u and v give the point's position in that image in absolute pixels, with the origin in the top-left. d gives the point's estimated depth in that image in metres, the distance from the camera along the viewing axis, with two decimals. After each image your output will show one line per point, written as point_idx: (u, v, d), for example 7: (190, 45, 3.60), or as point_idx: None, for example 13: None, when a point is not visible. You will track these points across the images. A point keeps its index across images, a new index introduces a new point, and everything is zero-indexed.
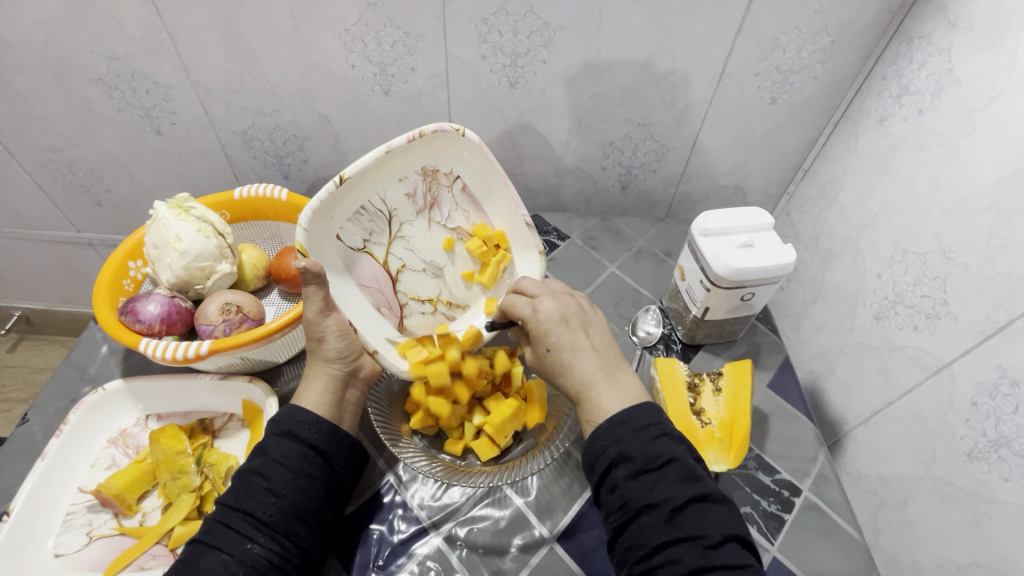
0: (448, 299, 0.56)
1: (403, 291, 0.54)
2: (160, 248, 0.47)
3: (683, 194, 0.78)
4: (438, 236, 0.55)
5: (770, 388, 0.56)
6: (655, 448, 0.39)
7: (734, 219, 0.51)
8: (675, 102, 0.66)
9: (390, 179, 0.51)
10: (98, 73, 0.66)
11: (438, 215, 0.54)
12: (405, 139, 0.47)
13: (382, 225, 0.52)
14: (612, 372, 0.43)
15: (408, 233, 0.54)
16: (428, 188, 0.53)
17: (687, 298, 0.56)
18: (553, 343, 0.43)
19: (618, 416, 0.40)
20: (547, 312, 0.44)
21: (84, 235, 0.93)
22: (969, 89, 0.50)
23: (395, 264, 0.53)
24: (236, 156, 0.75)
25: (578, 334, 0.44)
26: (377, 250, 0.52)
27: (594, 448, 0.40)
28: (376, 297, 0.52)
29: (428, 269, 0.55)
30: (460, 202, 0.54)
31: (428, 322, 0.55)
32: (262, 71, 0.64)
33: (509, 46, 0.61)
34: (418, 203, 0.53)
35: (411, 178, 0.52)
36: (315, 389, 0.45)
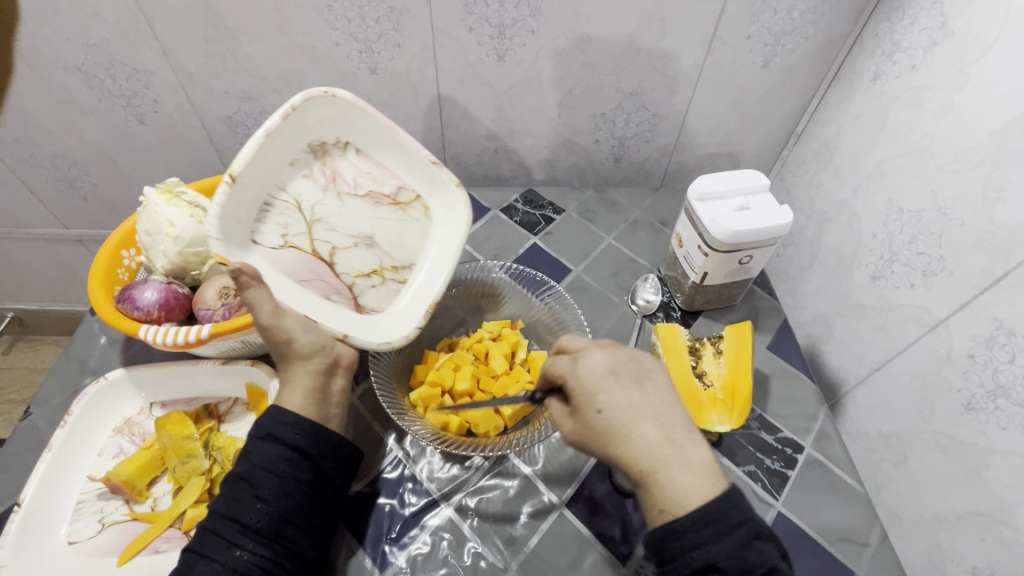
0: (391, 264, 0.54)
1: (344, 273, 0.53)
2: (153, 236, 0.47)
3: (676, 163, 0.78)
4: (356, 208, 0.53)
5: (770, 350, 0.56)
6: (750, 556, 0.32)
7: (730, 182, 0.51)
8: (667, 69, 0.66)
9: (283, 166, 0.50)
10: (76, 62, 0.64)
11: (345, 186, 0.53)
12: (278, 117, 0.46)
13: (292, 214, 0.50)
14: (679, 444, 0.35)
15: (324, 214, 0.52)
16: (324, 163, 0.52)
17: (686, 264, 0.56)
18: (603, 402, 0.37)
19: (708, 517, 0.32)
20: (596, 373, 0.38)
21: (72, 232, 0.91)
22: (962, 42, 0.49)
23: (325, 247, 0.52)
24: (223, 143, 0.74)
25: (631, 392, 0.38)
26: (300, 241, 0.51)
27: (669, 547, 0.32)
28: (320, 285, 0.51)
29: (359, 242, 0.53)
30: (361, 167, 0.53)
31: (381, 293, 0.53)
32: (245, 53, 0.63)
33: (496, 17, 0.59)
34: (321, 182, 0.52)
35: (303, 160, 0.51)
36: (294, 394, 0.43)
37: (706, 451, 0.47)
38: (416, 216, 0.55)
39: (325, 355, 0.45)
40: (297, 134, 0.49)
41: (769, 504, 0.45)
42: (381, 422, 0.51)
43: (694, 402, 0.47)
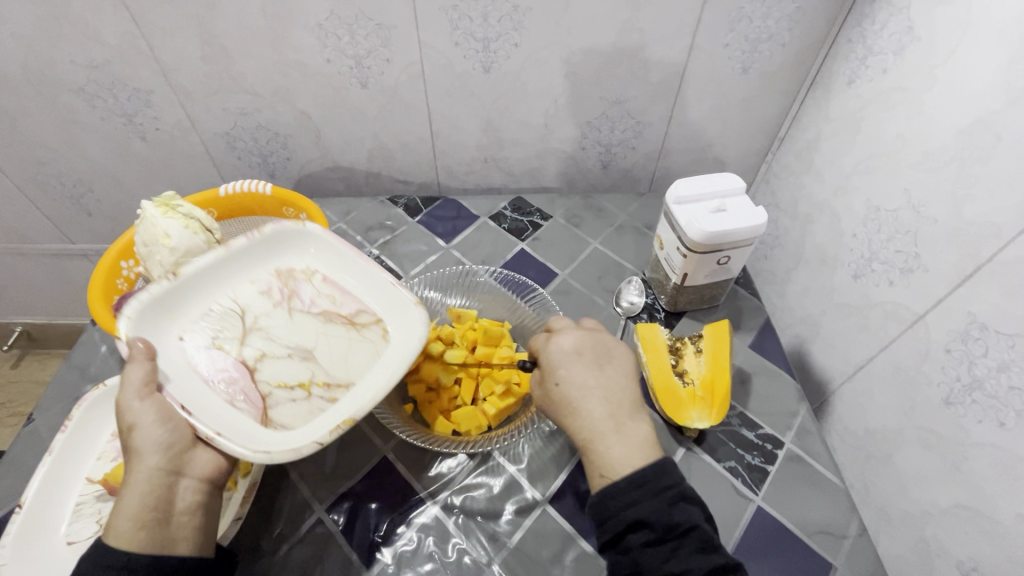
0: (323, 379, 0.45)
1: (264, 381, 0.44)
2: (150, 246, 0.49)
3: (663, 169, 0.80)
4: (304, 325, 0.48)
5: (752, 349, 0.57)
6: (675, 513, 0.36)
7: (706, 185, 0.53)
8: (648, 78, 0.68)
9: (240, 282, 0.49)
10: (79, 83, 0.67)
11: (299, 305, 0.49)
12: (248, 239, 0.50)
13: (233, 320, 0.47)
14: (620, 424, 0.41)
15: (267, 325, 0.47)
16: (285, 284, 0.50)
17: (667, 266, 0.57)
18: (562, 376, 0.43)
19: (641, 480, 0.38)
20: (565, 355, 0.44)
21: (77, 247, 0.94)
22: (929, 45, 0.51)
23: (251, 355, 0.45)
24: (221, 158, 0.76)
25: (590, 373, 0.43)
26: (229, 348, 0.45)
27: (608, 505, 0.38)
28: (229, 392, 0.43)
29: (294, 353, 0.46)
30: (323, 288, 0.50)
31: (301, 411, 0.44)
32: (240, 71, 0.65)
33: (480, 31, 0.62)
34: (275, 297, 0.49)
35: (264, 279, 0.50)
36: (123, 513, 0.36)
37: (687, 448, 0.48)
38: (369, 337, 0.48)
39: (169, 461, 0.38)
40: (270, 257, 0.51)
41: (748, 499, 0.45)
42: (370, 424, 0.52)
43: (673, 399, 0.48)
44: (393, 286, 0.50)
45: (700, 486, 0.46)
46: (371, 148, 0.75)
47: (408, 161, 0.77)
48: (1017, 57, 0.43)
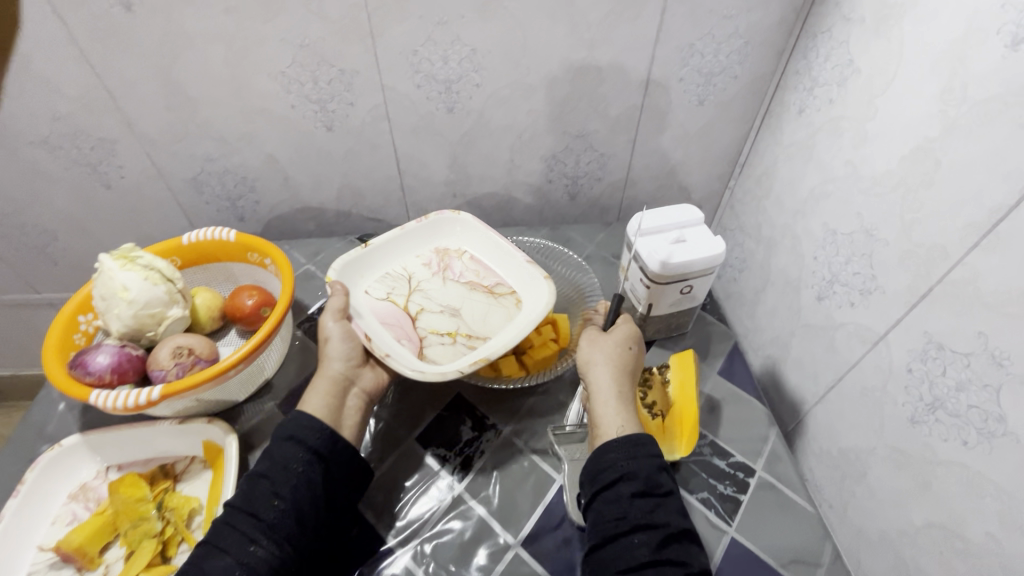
0: (467, 331, 0.54)
1: (423, 328, 0.54)
2: (108, 300, 0.48)
3: (630, 197, 0.81)
4: (454, 289, 0.58)
5: (721, 375, 0.57)
6: (661, 475, 0.41)
7: (666, 217, 0.54)
8: (608, 111, 0.69)
9: (407, 256, 0.60)
10: (42, 135, 0.67)
11: (452, 275, 0.59)
12: (417, 221, 0.61)
13: (402, 281, 0.58)
14: (624, 391, 0.46)
15: (426, 287, 0.58)
16: (443, 259, 0.61)
17: (632, 296, 0.57)
18: (625, 348, 0.49)
19: (628, 440, 0.42)
20: (636, 339, 0.51)
21: (43, 296, 0.92)
22: (869, 77, 0.53)
23: (414, 308, 0.56)
24: (188, 203, 0.76)
25: (614, 346, 0.49)
26: (399, 300, 0.56)
27: (606, 457, 0.42)
28: (399, 332, 0.53)
29: (445, 310, 0.56)
30: (471, 264, 0.60)
31: (448, 351, 0.53)
32: (205, 119, 0.66)
33: (442, 73, 0.63)
34: (433, 268, 0.60)
35: (426, 253, 0.61)
36: (317, 394, 0.47)
37: None
38: (505, 304, 0.56)
39: (348, 369, 0.50)
40: (432, 237, 0.62)
41: (722, 530, 0.45)
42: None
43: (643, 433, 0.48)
44: (524, 261, 0.58)
45: None
46: (340, 188, 0.75)
47: (377, 199, 0.77)
48: (948, 88, 0.45)
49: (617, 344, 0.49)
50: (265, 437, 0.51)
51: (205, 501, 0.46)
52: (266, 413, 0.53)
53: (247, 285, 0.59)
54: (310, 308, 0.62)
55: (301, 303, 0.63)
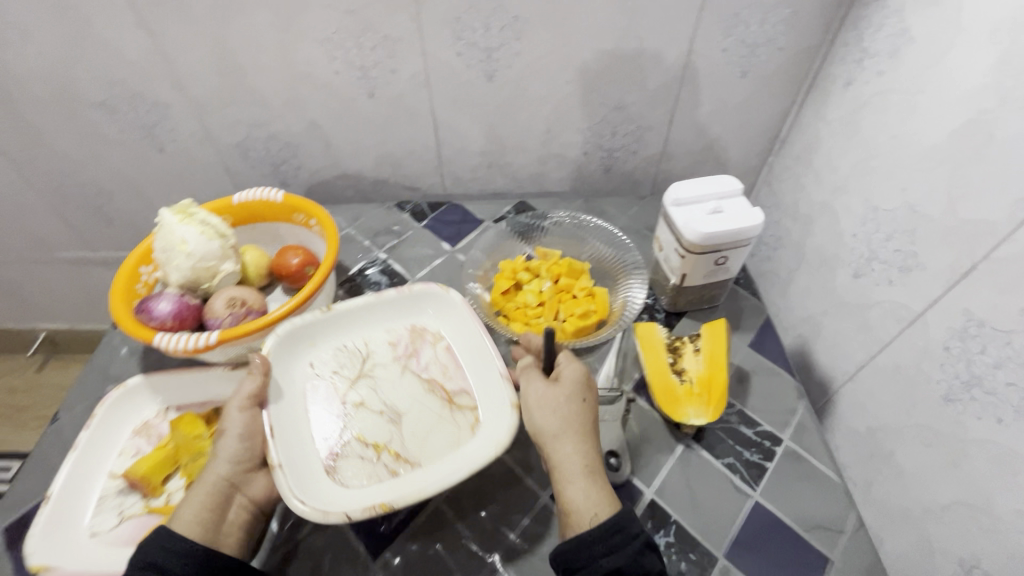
0: (398, 450, 0.47)
1: (350, 430, 0.48)
2: (168, 252, 0.51)
3: (664, 172, 0.81)
4: (410, 385, 0.51)
5: (752, 348, 0.57)
6: (645, 560, 0.38)
7: (704, 187, 0.53)
8: (647, 83, 0.69)
9: (378, 328, 0.55)
10: (101, 98, 0.70)
11: (415, 366, 0.52)
12: (395, 292, 0.55)
13: (355, 360, 0.52)
14: (591, 469, 0.42)
15: (379, 375, 0.52)
16: (413, 342, 0.54)
17: (665, 267, 0.57)
18: (577, 406, 0.44)
19: (613, 527, 0.38)
20: (588, 387, 0.46)
21: (99, 255, 0.98)
22: (922, 47, 0.52)
23: (354, 400, 0.50)
24: (234, 167, 0.79)
25: (569, 404, 0.44)
26: (340, 385, 0.51)
27: (584, 552, 0.38)
28: (329, 420, 0.48)
29: (385, 413, 0.49)
30: (441, 357, 0.53)
31: (364, 471, 0.46)
32: (253, 84, 0.68)
33: (483, 41, 0.64)
34: (399, 351, 0.53)
35: (399, 330, 0.55)
36: (189, 508, 0.42)
37: (686, 445, 0.49)
38: (458, 424, 0.49)
39: (234, 472, 0.44)
40: (409, 313, 0.55)
41: (746, 494, 0.46)
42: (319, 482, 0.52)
43: (671, 397, 0.48)
44: (498, 373, 0.49)
45: (697, 482, 0.47)
46: (379, 155, 0.77)
47: (414, 168, 0.79)
48: (1007, 58, 0.43)
49: (571, 396, 0.45)
50: None
51: None
52: None
53: (292, 245, 0.61)
54: (351, 269, 0.65)
55: (342, 264, 0.65)
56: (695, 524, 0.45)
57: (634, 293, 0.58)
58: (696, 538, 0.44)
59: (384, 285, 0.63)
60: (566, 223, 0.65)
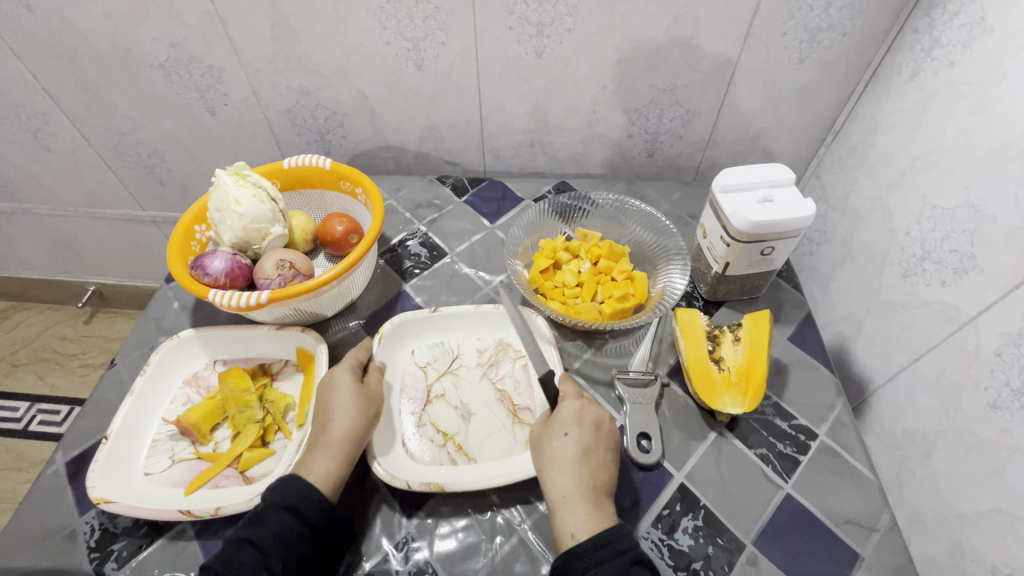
0: (461, 443, 0.48)
1: (428, 415, 0.50)
2: (222, 212, 0.53)
3: (709, 159, 0.79)
4: (485, 390, 0.52)
5: (791, 341, 0.56)
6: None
7: (755, 175, 0.52)
8: (700, 66, 0.67)
9: (470, 333, 0.56)
10: (160, 59, 0.72)
11: (494, 374, 0.53)
12: (493, 306, 0.56)
13: (447, 357, 0.54)
14: (571, 497, 0.41)
15: (463, 374, 0.53)
16: (499, 352, 0.55)
17: (708, 255, 0.56)
18: (557, 438, 0.44)
19: (597, 540, 0.38)
20: (576, 417, 0.45)
21: (148, 213, 1.01)
22: (1001, 38, 0.49)
23: (438, 391, 0.52)
24: (282, 134, 0.81)
25: (555, 437, 0.45)
26: (430, 375, 0.53)
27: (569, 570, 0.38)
28: (410, 404, 0.51)
29: (460, 408, 0.50)
30: (516, 373, 0.53)
31: (430, 452, 0.48)
32: (305, 51, 0.69)
33: (535, 16, 0.63)
34: (484, 357, 0.54)
35: (488, 340, 0.56)
36: (324, 457, 0.43)
37: (718, 432, 0.49)
38: (516, 435, 0.49)
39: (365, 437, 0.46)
40: (501, 325, 0.56)
41: (777, 486, 0.46)
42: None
43: (709, 383, 0.48)
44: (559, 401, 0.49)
45: (727, 470, 0.47)
46: (423, 128, 0.77)
47: (457, 142, 0.79)
48: None
49: (557, 429, 0.45)
50: (349, 350, 0.56)
51: (297, 398, 0.51)
52: (349, 330, 0.57)
53: (337, 212, 0.62)
54: (391, 240, 0.66)
55: (383, 234, 0.67)
56: (724, 508, 0.45)
57: (672, 279, 0.57)
58: (723, 524, 0.44)
59: (423, 257, 0.64)
60: (608, 205, 0.65)
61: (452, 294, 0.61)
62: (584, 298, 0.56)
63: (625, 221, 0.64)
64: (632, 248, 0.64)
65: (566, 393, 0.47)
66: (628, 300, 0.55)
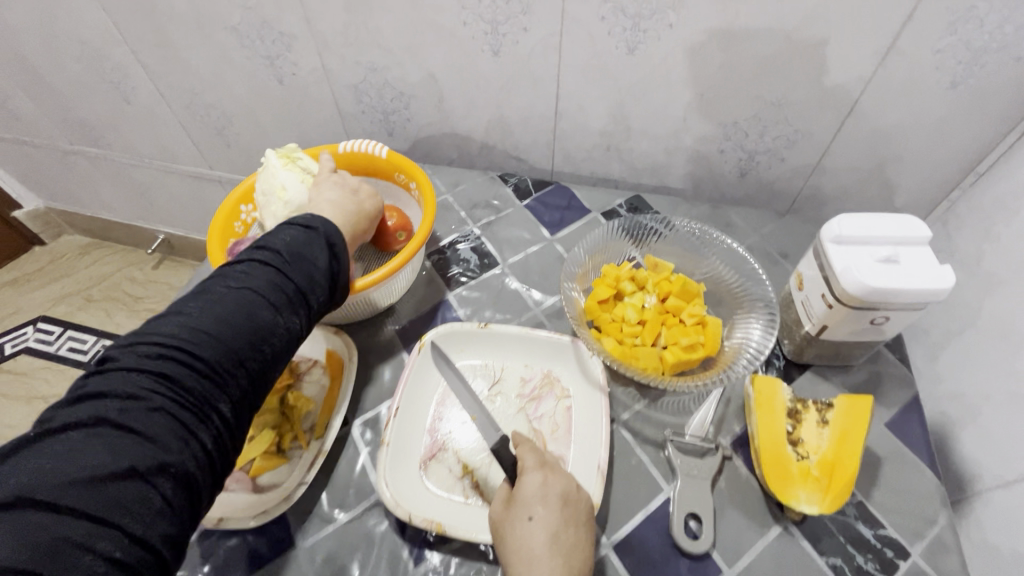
0: (479, 482, 0.43)
1: (452, 440, 0.46)
2: (268, 196, 0.50)
3: (812, 188, 0.68)
4: (518, 426, 0.47)
5: (887, 429, 0.47)
6: None
7: (878, 226, 0.43)
8: (821, 80, 0.57)
9: (517, 358, 0.51)
10: (233, 22, 0.70)
11: (533, 410, 0.47)
12: (548, 334, 0.50)
13: (487, 379, 0.49)
14: None
15: (499, 403, 0.48)
16: (544, 386, 0.49)
17: (802, 311, 0.48)
18: (520, 523, 0.36)
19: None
20: (539, 493, 0.37)
21: (215, 173, 1.02)
22: None
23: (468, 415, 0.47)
24: (347, 109, 0.77)
25: (517, 522, 0.36)
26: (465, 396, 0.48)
27: None
28: (435, 425, 0.47)
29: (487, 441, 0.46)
30: (557, 414, 0.47)
31: (446, 483, 0.43)
32: (377, 25, 0.64)
33: (634, 6, 0.55)
34: (527, 389, 0.49)
35: (535, 369, 0.50)
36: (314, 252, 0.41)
37: (784, 528, 0.41)
38: None
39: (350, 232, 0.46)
40: (551, 357, 0.50)
41: None
42: (353, 443, 0.47)
43: (780, 472, 0.41)
44: (598, 465, 0.42)
45: None
46: (491, 119, 0.71)
47: (526, 138, 0.73)
48: None
49: (517, 512, 0.37)
50: (380, 359, 0.52)
51: (319, 406, 0.48)
52: (384, 336, 0.54)
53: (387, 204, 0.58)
54: (442, 240, 0.61)
55: (434, 233, 0.62)
56: None
57: (752, 333, 0.49)
58: None
59: (472, 264, 0.59)
60: (686, 231, 0.57)
61: (497, 311, 0.55)
62: (644, 339, 0.49)
63: (703, 252, 0.56)
64: (706, 285, 0.56)
65: (524, 464, 0.39)
66: (696, 351, 0.48)
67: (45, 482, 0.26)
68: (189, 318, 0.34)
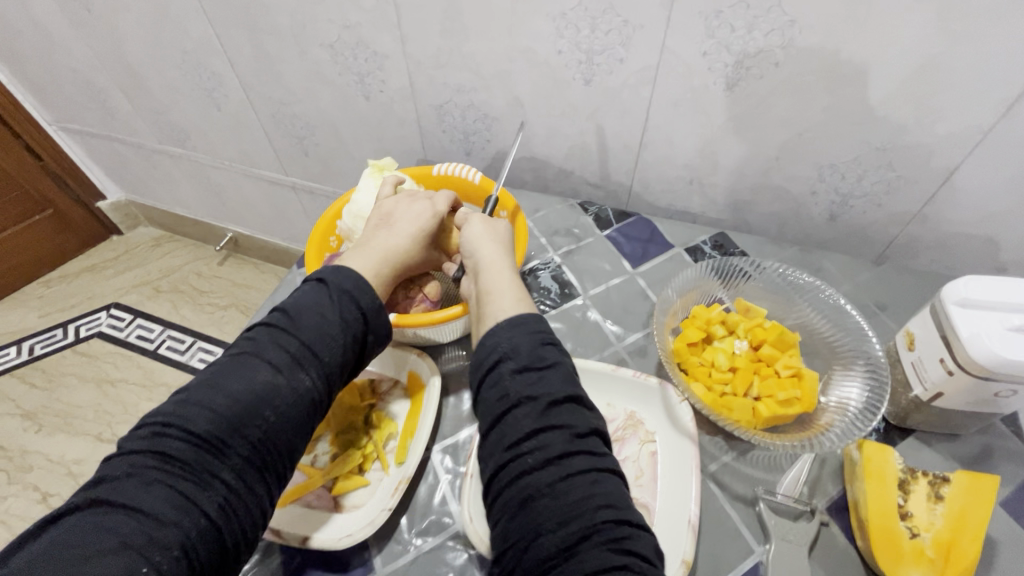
0: None
1: None
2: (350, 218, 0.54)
3: (909, 236, 0.65)
4: None
5: (1001, 509, 0.43)
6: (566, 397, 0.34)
7: (1009, 291, 0.40)
8: (934, 128, 0.54)
9: (599, 396, 0.50)
10: (330, 40, 0.72)
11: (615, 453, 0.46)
12: (632, 374, 0.49)
13: None
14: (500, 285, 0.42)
15: None
16: (627, 428, 0.47)
17: (911, 372, 0.45)
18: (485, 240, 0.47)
19: (532, 507, 0.31)
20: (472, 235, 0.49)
21: (289, 179, 1.05)
22: None
23: None
24: (428, 128, 0.79)
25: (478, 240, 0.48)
26: None
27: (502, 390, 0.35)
28: None
29: None
30: (641, 460, 0.45)
31: None
32: (470, 50, 0.65)
33: (740, 44, 0.54)
34: (609, 430, 0.48)
35: (617, 409, 0.49)
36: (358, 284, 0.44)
37: None
38: None
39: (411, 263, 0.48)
40: (635, 397, 0.49)
41: None
42: (434, 469, 0.46)
43: (891, 549, 0.38)
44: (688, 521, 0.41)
45: None
46: (572, 146, 0.71)
47: (606, 167, 0.72)
48: None
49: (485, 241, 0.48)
50: (461, 384, 0.52)
51: (400, 429, 0.48)
52: (463, 361, 0.54)
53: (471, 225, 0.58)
54: (522, 265, 0.61)
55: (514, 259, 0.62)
56: None
57: (850, 392, 0.47)
58: None
59: (553, 293, 0.59)
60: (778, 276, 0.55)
61: (577, 345, 0.54)
62: (734, 387, 0.47)
63: (796, 299, 0.54)
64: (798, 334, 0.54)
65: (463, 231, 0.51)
66: (791, 405, 0.45)
67: (33, 565, 0.28)
68: (189, 391, 0.37)
